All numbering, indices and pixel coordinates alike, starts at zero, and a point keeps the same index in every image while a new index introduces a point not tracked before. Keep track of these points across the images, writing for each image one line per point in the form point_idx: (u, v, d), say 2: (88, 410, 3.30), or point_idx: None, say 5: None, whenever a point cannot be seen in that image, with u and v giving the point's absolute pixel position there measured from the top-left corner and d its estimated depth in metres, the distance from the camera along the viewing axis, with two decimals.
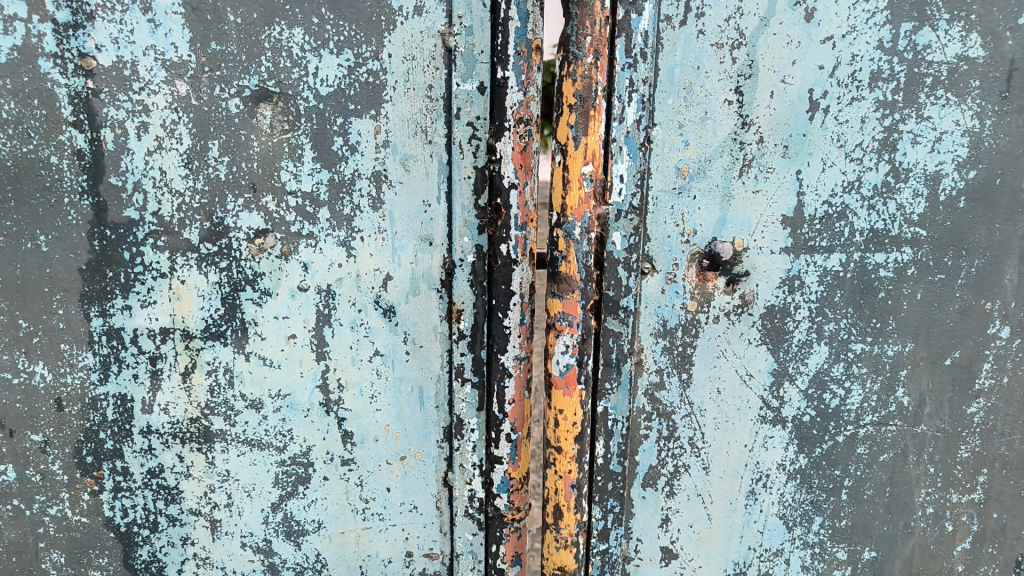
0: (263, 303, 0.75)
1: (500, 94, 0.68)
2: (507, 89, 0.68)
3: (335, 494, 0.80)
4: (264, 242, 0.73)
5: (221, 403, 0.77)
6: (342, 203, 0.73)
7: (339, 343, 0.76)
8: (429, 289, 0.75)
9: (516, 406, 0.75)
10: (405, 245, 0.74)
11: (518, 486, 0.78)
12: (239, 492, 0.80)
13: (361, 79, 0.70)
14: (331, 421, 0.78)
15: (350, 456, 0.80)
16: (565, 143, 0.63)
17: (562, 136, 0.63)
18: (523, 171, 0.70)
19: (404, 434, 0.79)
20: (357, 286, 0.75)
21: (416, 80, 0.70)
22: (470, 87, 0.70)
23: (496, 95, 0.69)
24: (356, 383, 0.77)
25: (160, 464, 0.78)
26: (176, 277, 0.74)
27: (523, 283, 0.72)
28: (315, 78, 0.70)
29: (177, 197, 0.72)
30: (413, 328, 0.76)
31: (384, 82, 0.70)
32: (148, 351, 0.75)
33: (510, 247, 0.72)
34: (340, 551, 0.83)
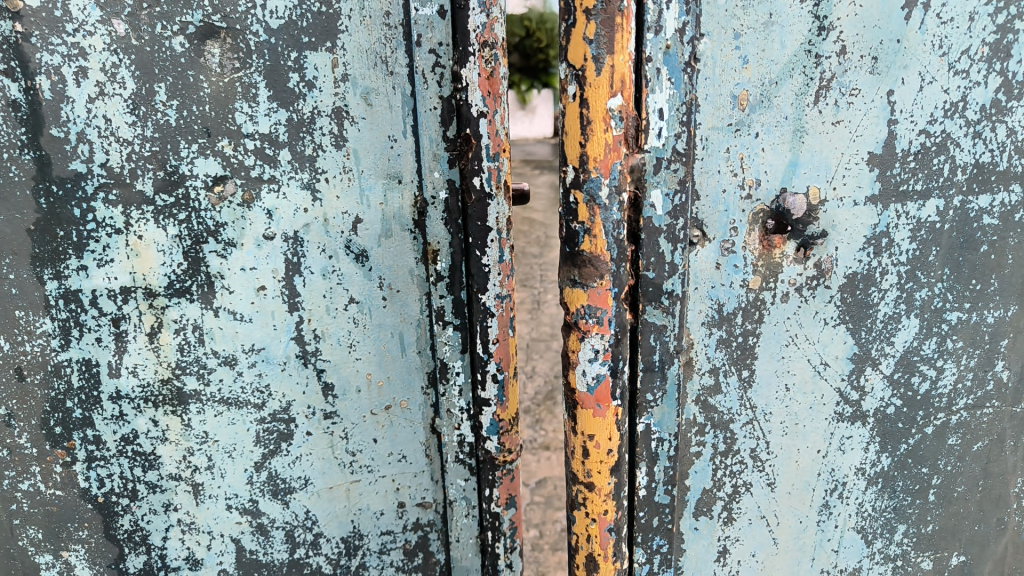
0: (228, 255, 0.74)
1: (460, 17, 0.64)
2: (468, 11, 0.64)
3: (320, 448, 0.83)
4: (224, 190, 0.72)
5: (192, 361, 0.78)
6: (304, 142, 0.71)
7: (312, 292, 0.77)
8: (401, 229, 0.75)
9: (501, 345, 0.74)
10: (374, 185, 0.73)
11: (507, 427, 0.78)
12: (220, 454, 0.81)
13: (313, 10, 0.67)
14: (309, 373, 0.79)
15: (332, 409, 0.81)
16: (581, 68, 0.51)
17: (575, 59, 0.50)
18: (492, 99, 0.66)
19: (387, 382, 0.81)
20: (325, 231, 0.75)
21: (372, 7, 0.68)
22: (429, 11, 0.66)
23: (458, 18, 0.65)
24: (333, 333, 0.78)
25: (134, 429, 0.79)
26: (132, 233, 0.73)
27: (500, 217, 0.70)
28: (263, 11, 0.67)
29: (124, 146, 0.70)
30: (389, 273, 0.77)
31: (337, 11, 0.67)
32: (110, 312, 0.75)
33: (483, 179, 0.69)
34: (330, 506, 0.85)
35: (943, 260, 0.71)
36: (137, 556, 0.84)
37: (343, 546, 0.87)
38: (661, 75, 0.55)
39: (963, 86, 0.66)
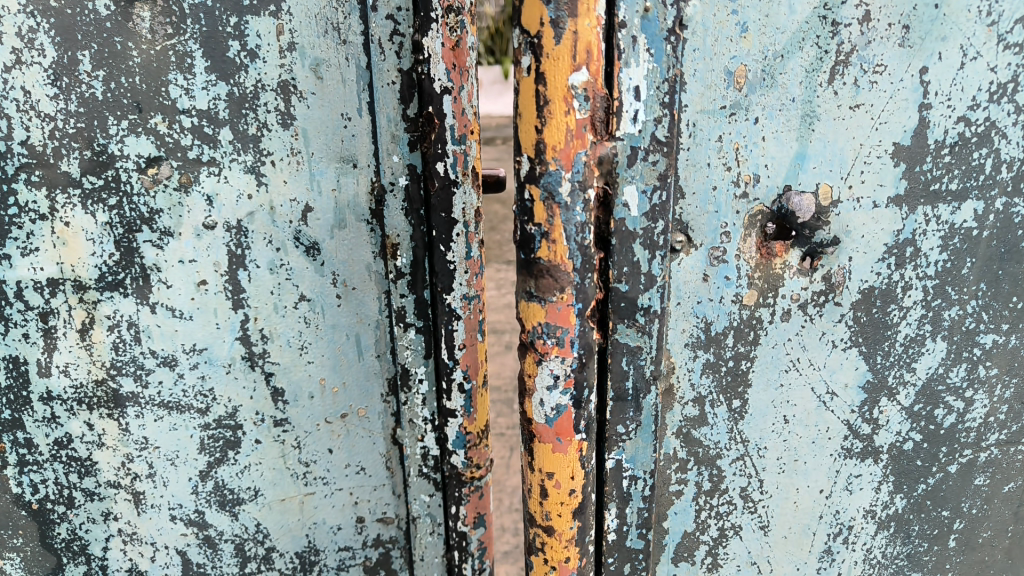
0: (164, 245, 0.67)
1: None
2: None
3: (271, 457, 0.76)
4: (158, 172, 0.65)
5: (128, 362, 0.71)
6: (246, 120, 0.64)
7: (259, 288, 0.69)
8: (356, 220, 0.68)
9: (468, 351, 0.69)
10: (325, 169, 0.66)
11: (475, 441, 0.72)
12: (161, 461, 0.75)
13: None
14: (257, 377, 0.73)
15: (283, 416, 0.75)
16: (536, 35, 0.44)
17: (530, 24, 0.44)
18: (456, 73, 0.60)
19: (343, 389, 0.74)
20: (272, 221, 0.67)
21: None
22: None
23: None
24: (283, 334, 0.71)
25: (68, 433, 0.73)
26: (58, 219, 0.66)
27: (466, 208, 0.64)
28: None
29: (46, 121, 0.63)
30: (343, 268, 0.70)
31: None
32: (37, 306, 0.69)
33: (448, 165, 0.63)
34: (282, 519, 0.79)
35: (979, 273, 0.66)
36: (77, 566, 0.78)
37: (298, 562, 0.81)
38: (637, 46, 0.49)
39: (1014, 64, 0.59)
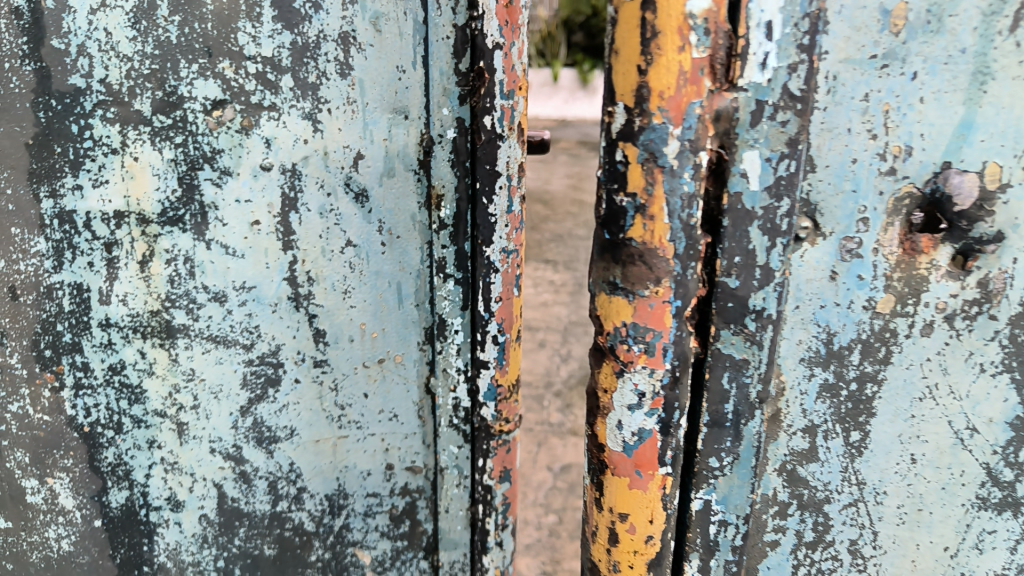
0: (223, 184, 0.69)
1: None
2: None
3: (309, 398, 0.77)
4: (222, 115, 0.67)
5: (182, 295, 0.73)
6: (307, 68, 0.65)
7: (308, 231, 0.71)
8: (405, 168, 0.68)
9: (504, 305, 0.71)
10: (378, 118, 0.67)
11: (506, 394, 0.75)
12: (206, 394, 0.77)
13: None
14: (301, 318, 0.74)
15: (323, 357, 0.75)
16: None
17: None
18: (509, 28, 0.62)
19: (382, 334, 0.75)
20: (325, 166, 0.68)
21: None
22: None
23: None
24: (328, 277, 0.72)
25: (121, 360, 0.75)
26: (128, 154, 0.68)
27: (510, 162, 0.66)
28: None
29: (124, 62, 0.66)
30: (389, 216, 0.70)
31: None
32: (102, 236, 0.71)
33: (495, 119, 0.65)
34: (316, 461, 0.80)
35: None
36: (120, 491, 0.81)
37: (327, 504, 0.82)
38: None
39: None
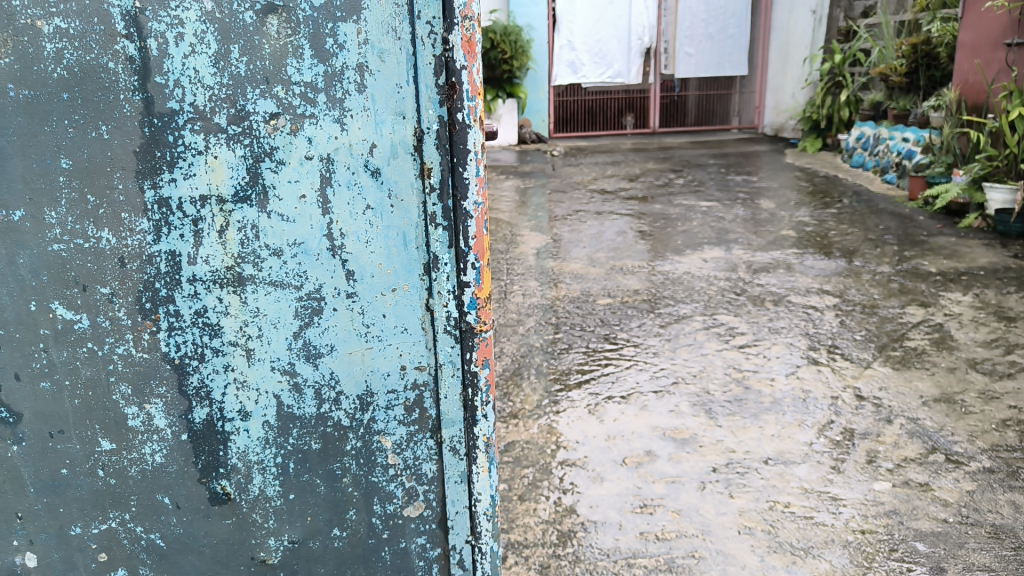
0: (279, 170, 1.04)
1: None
2: None
3: (343, 321, 1.11)
4: (277, 123, 1.02)
5: (250, 253, 1.06)
6: (336, 89, 1.01)
7: (339, 201, 1.06)
8: (405, 152, 1.06)
9: (478, 241, 1.11)
10: (385, 119, 1.04)
11: (483, 303, 1.14)
12: (268, 325, 1.09)
13: None
14: (336, 262, 1.08)
15: (354, 290, 1.10)
16: None
17: None
18: (470, 56, 1.04)
19: (393, 270, 1.10)
20: (350, 154, 1.05)
21: None
22: None
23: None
24: (355, 232, 1.08)
25: (205, 304, 1.07)
26: (210, 155, 1.02)
27: (476, 142, 1.07)
28: None
29: (208, 89, 0.99)
30: (395, 186, 1.07)
31: None
32: (191, 215, 1.03)
33: (464, 114, 1.05)
34: (349, 367, 1.13)
35: None
36: (202, 408, 1.11)
37: (358, 402, 1.15)
38: None
39: None
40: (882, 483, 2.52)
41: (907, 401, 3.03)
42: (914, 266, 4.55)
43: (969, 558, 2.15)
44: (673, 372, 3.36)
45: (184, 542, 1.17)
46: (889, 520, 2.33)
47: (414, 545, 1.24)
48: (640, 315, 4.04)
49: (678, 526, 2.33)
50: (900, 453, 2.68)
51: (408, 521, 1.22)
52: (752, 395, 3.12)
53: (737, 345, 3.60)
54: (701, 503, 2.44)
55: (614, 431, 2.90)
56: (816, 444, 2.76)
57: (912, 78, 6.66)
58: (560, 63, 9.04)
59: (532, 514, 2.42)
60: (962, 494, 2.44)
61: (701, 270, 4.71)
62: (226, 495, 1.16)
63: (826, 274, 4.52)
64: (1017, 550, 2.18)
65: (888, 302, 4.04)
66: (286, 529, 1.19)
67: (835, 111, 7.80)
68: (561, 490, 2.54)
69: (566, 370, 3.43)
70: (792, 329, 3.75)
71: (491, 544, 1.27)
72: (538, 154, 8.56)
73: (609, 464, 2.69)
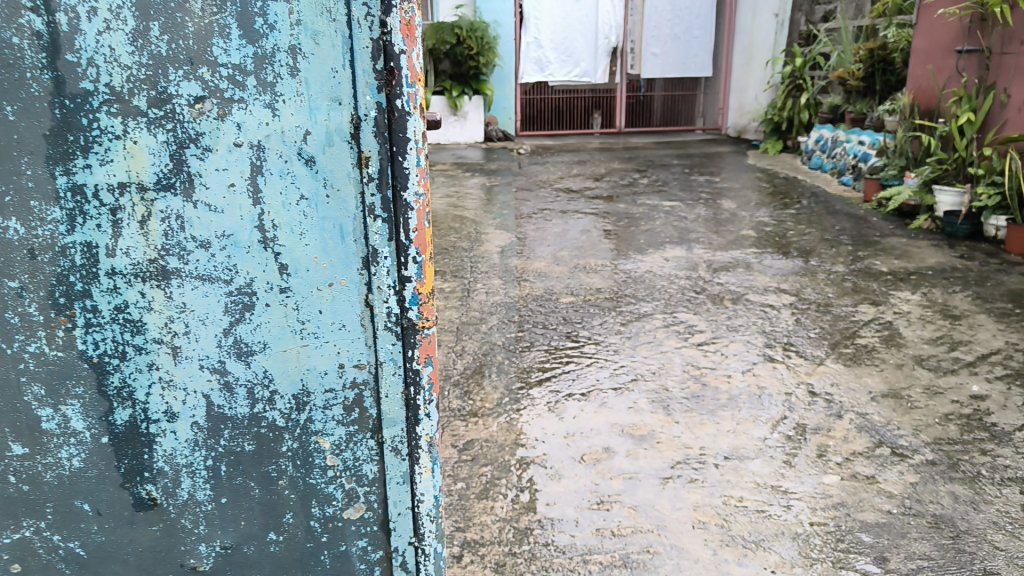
0: (205, 157, 0.91)
1: None
2: None
3: (276, 317, 0.98)
4: (203, 107, 0.89)
5: (175, 245, 0.93)
6: (266, 72, 0.89)
7: (271, 189, 0.93)
8: (341, 140, 0.92)
9: (419, 234, 0.98)
10: (320, 105, 0.91)
11: (425, 298, 1.00)
12: (195, 321, 0.96)
13: None
14: (268, 255, 0.95)
15: (287, 284, 0.97)
16: None
17: None
18: (409, 40, 0.91)
19: (330, 264, 0.97)
20: (282, 140, 0.92)
21: None
22: None
23: None
24: (288, 223, 0.95)
25: (126, 300, 0.94)
26: (129, 139, 0.89)
27: (417, 131, 0.94)
28: None
29: (125, 70, 0.87)
30: (331, 174, 0.94)
31: None
32: (109, 203, 0.91)
33: (404, 101, 0.92)
34: (283, 366, 1.00)
35: None
36: (125, 410, 0.98)
37: (294, 402, 1.02)
38: None
39: None
40: (831, 476, 2.48)
41: (857, 396, 3.00)
42: (868, 265, 4.55)
43: (911, 547, 2.12)
44: (632, 369, 3.28)
45: (106, 551, 1.04)
46: (836, 512, 2.29)
47: (355, 548, 1.11)
48: (602, 313, 3.95)
49: (634, 522, 2.25)
50: (849, 447, 2.64)
51: (348, 523, 1.09)
52: (709, 392, 3.06)
53: (696, 343, 3.54)
54: (657, 499, 2.36)
55: (573, 429, 2.80)
56: (769, 439, 2.70)
57: (870, 83, 6.72)
58: (527, 60, 8.92)
59: (488, 512, 2.31)
60: (906, 486, 2.41)
61: (662, 268, 4.65)
62: (152, 501, 1.03)
63: (783, 273, 4.49)
64: (957, 539, 2.15)
65: (840, 301, 4.03)
66: (217, 534, 1.06)
67: (796, 114, 7.82)
68: (518, 488, 2.44)
69: (527, 368, 3.32)
70: (749, 327, 3.71)
71: (436, 545, 1.13)
72: (503, 152, 8.44)
73: (567, 461, 2.59)
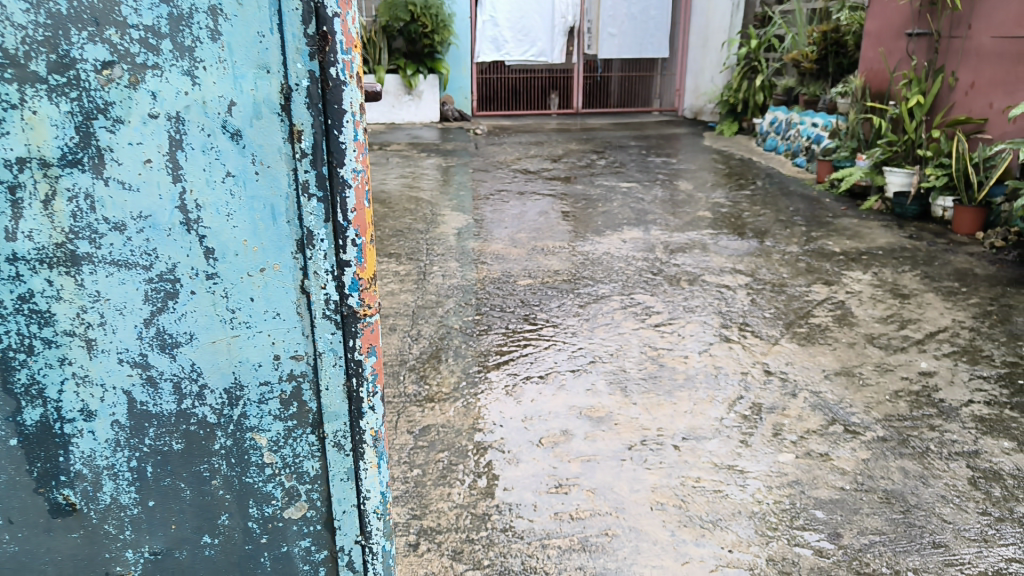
0: (117, 130, 0.85)
1: None
2: None
3: (203, 306, 0.93)
4: (112, 74, 0.83)
5: (85, 227, 0.87)
6: (183, 35, 0.84)
7: (193, 166, 0.88)
8: (270, 112, 0.88)
9: (358, 214, 0.95)
10: (246, 73, 0.86)
11: (366, 284, 0.97)
12: (111, 311, 0.90)
13: None
14: (192, 238, 0.90)
15: (214, 270, 0.92)
16: None
17: None
18: (342, 2, 0.87)
19: (261, 247, 0.92)
20: (204, 112, 0.87)
21: None
22: None
23: None
24: (213, 204, 0.90)
25: (30, 289, 0.87)
26: (26, 109, 0.83)
27: (353, 102, 0.90)
28: None
29: (19, 30, 0.80)
30: (259, 150, 0.89)
31: None
32: (7, 181, 0.84)
33: (338, 70, 0.88)
34: (213, 358, 0.95)
35: None
36: (34, 409, 0.91)
37: (226, 397, 0.97)
38: None
39: None
40: (786, 455, 2.37)
41: (810, 374, 2.91)
42: (820, 245, 4.50)
43: (864, 523, 2.04)
44: (590, 351, 3.14)
45: (19, 562, 0.97)
46: (791, 490, 2.19)
47: (298, 549, 1.07)
48: (560, 295, 3.80)
49: (592, 505, 2.13)
50: (802, 425, 2.54)
51: (290, 523, 1.06)
52: (666, 372, 2.94)
53: (654, 324, 3.42)
54: (615, 480, 2.24)
55: (531, 412, 2.65)
56: (726, 419, 2.59)
57: (823, 65, 6.68)
58: (483, 39, 8.66)
59: (445, 499, 2.15)
60: (858, 462, 2.32)
61: (620, 250, 4.53)
62: (70, 506, 0.97)
63: (738, 253, 4.40)
64: (907, 514, 2.08)
65: (794, 281, 3.95)
66: (145, 539, 1.01)
67: (751, 96, 7.73)
68: (476, 473, 2.28)
69: (485, 352, 3.13)
70: (705, 307, 3.61)
71: (383, 544, 1.11)
72: (459, 132, 8.21)
73: (525, 445, 2.44)
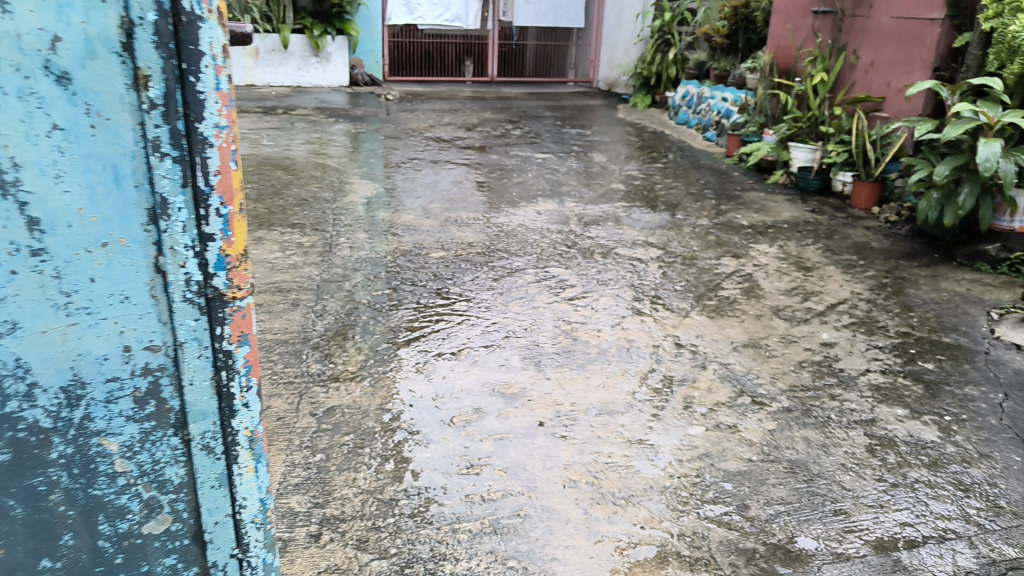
0: None
1: None
2: None
3: (28, 287, 0.74)
4: None
5: None
6: None
7: (5, 115, 0.70)
8: (107, 51, 0.72)
9: (223, 177, 0.80)
10: (73, 2, 0.70)
11: (234, 261, 0.83)
12: None
13: None
14: (8, 206, 0.72)
15: (42, 246, 0.74)
16: None
17: None
18: None
19: (102, 218, 0.76)
20: (18, 48, 0.69)
21: None
22: None
23: None
24: (36, 162, 0.72)
25: None
26: None
27: (213, 43, 0.75)
28: None
29: None
30: (96, 98, 0.73)
31: None
32: None
33: (193, 2, 0.73)
34: (43, 351, 0.77)
35: None
36: None
37: (63, 396, 0.79)
38: None
39: None
40: (696, 427, 2.14)
41: (719, 346, 2.70)
42: (729, 219, 4.35)
43: (770, 493, 1.86)
44: (504, 326, 2.82)
45: None
46: (701, 463, 1.97)
47: (161, 568, 0.91)
48: (474, 269, 3.47)
49: (504, 486, 1.85)
50: (712, 397, 2.32)
51: (150, 539, 0.89)
52: (579, 346, 2.67)
53: (568, 297, 3.15)
54: (528, 458, 1.96)
55: (443, 390, 2.30)
56: (638, 393, 2.34)
57: (732, 41, 6.58)
58: None
59: (351, 485, 1.82)
60: (765, 433, 2.12)
61: (535, 222, 4.24)
62: None
63: (651, 227, 4.19)
64: (810, 483, 1.90)
65: (704, 254, 3.77)
66: None
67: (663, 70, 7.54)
68: (385, 456, 1.95)
69: (396, 328, 2.75)
70: (619, 281, 3.37)
71: (263, 555, 0.98)
72: (370, 97, 7.68)
73: (435, 425, 2.11)
